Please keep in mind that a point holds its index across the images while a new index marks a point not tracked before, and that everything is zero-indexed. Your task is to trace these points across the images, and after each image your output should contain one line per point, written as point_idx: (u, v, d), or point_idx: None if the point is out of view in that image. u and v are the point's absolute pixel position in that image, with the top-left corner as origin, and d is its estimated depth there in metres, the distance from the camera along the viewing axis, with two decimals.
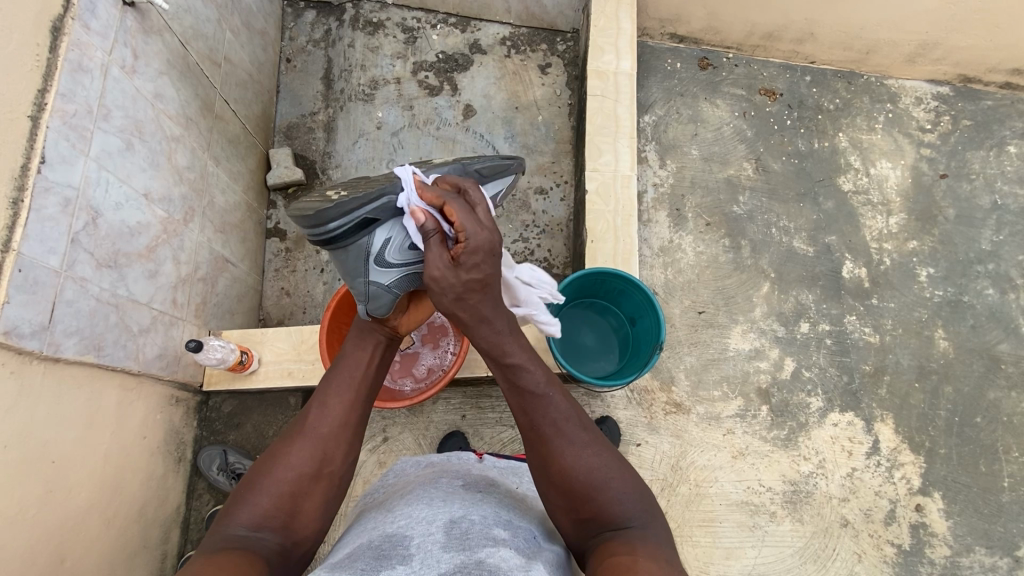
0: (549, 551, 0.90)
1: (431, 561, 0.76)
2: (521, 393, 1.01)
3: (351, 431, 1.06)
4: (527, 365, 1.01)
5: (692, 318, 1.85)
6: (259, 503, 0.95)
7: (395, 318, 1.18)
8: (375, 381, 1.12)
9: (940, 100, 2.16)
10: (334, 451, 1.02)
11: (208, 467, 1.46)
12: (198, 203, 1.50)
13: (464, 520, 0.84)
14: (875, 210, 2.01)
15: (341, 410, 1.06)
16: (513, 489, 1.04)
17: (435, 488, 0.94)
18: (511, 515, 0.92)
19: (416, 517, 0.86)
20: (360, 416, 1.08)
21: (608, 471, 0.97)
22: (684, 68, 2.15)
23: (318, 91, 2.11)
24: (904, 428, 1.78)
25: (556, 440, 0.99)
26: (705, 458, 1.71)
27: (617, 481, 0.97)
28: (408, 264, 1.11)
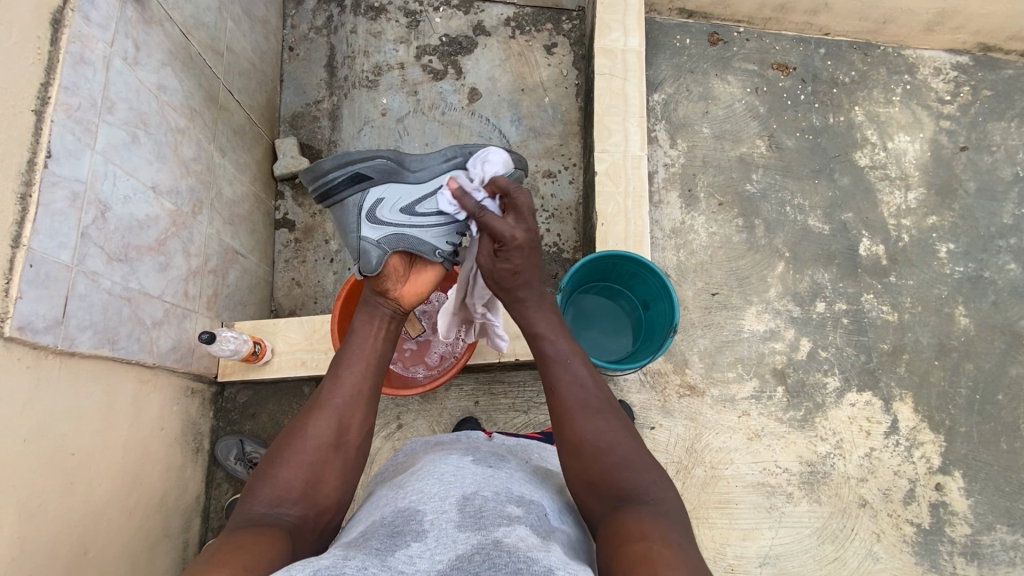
0: (562, 530, 0.89)
1: (446, 541, 0.76)
2: (542, 360, 1.13)
3: (365, 400, 1.08)
4: (550, 335, 1.14)
5: (705, 300, 1.82)
6: (281, 475, 0.97)
7: (396, 288, 1.20)
8: (386, 353, 1.14)
9: (960, 70, 2.09)
10: (350, 420, 1.04)
11: (226, 457, 1.47)
12: (206, 195, 1.49)
13: (477, 499, 0.84)
14: (893, 185, 1.96)
15: (353, 382, 1.08)
16: (526, 463, 1.04)
17: (445, 463, 0.94)
18: (524, 491, 0.92)
19: (428, 493, 0.86)
20: (372, 386, 1.10)
21: (619, 440, 1.01)
22: (693, 44, 2.10)
23: (322, 79, 2.08)
24: (923, 407, 1.75)
25: (573, 408, 1.05)
26: (720, 440, 1.70)
27: (626, 450, 1.00)
28: (397, 224, 1.19)
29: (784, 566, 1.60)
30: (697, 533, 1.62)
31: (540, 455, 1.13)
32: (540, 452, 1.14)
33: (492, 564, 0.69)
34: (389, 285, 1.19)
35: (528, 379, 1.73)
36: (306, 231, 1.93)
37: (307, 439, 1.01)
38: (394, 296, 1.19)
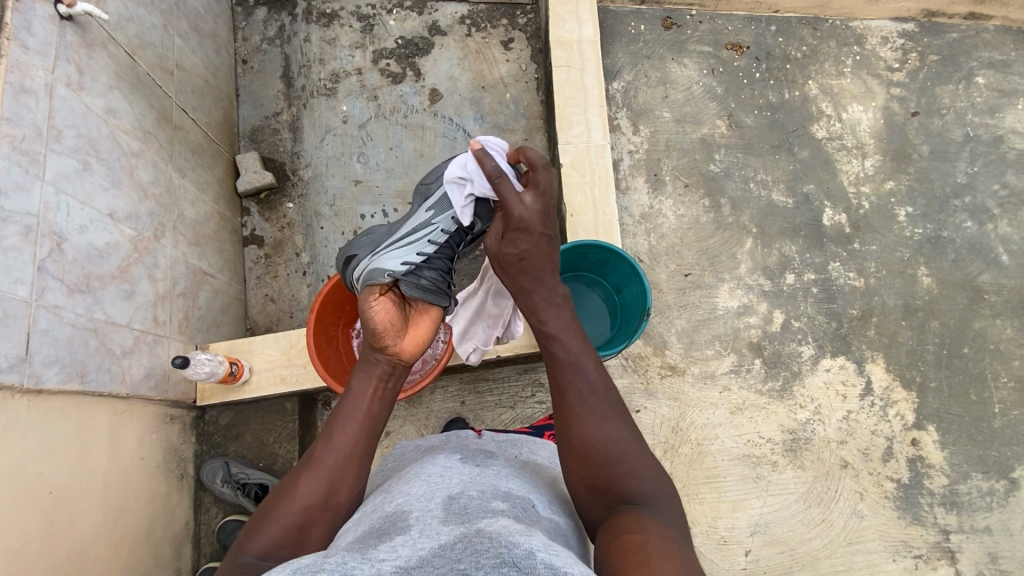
0: (548, 521, 0.89)
1: (430, 533, 0.76)
2: (553, 361, 1.07)
3: (359, 461, 1.04)
4: (562, 337, 1.08)
5: (679, 281, 1.85)
6: (267, 533, 0.94)
7: (393, 341, 1.16)
8: (381, 413, 1.11)
9: (906, 38, 2.15)
10: (342, 480, 1.01)
11: (212, 480, 1.44)
12: (167, 217, 1.47)
13: (462, 495, 0.85)
14: (850, 155, 2.02)
15: (350, 440, 1.05)
16: (513, 458, 1.05)
17: (432, 465, 0.95)
18: (511, 484, 0.93)
19: (413, 495, 0.87)
20: (367, 446, 1.07)
21: (629, 448, 0.98)
22: (648, 30, 2.12)
23: (279, 90, 2.06)
24: (895, 366, 1.81)
25: (583, 411, 1.01)
26: (704, 417, 1.73)
27: (636, 459, 0.97)
28: (363, 276, 1.21)
29: (775, 533, 1.64)
30: (689, 508, 1.66)
31: (528, 448, 1.14)
32: (528, 445, 1.14)
33: (473, 552, 0.70)
34: (385, 340, 1.14)
35: (512, 374, 1.74)
36: (277, 246, 1.91)
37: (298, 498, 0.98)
38: (394, 350, 1.15)
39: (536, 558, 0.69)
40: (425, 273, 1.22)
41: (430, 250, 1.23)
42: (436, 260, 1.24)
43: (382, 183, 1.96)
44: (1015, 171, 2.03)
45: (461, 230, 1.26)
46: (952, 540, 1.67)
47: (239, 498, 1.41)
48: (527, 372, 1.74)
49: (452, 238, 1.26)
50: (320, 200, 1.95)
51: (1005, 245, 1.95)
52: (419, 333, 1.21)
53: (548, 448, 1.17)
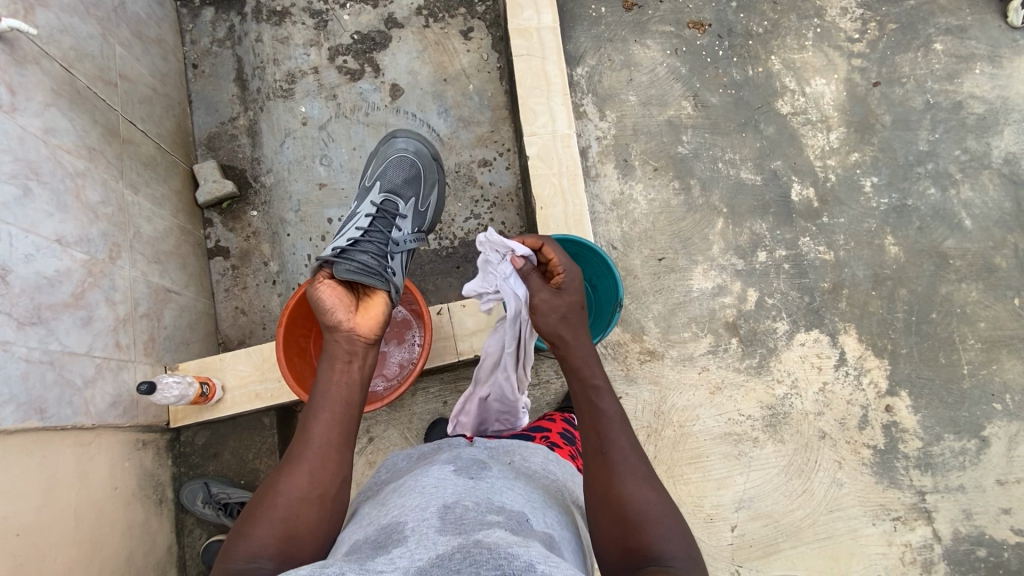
0: (544, 532, 0.88)
1: (427, 544, 0.76)
2: (596, 416, 1.05)
3: (338, 451, 1.01)
4: (606, 392, 1.07)
5: (653, 266, 1.85)
6: (255, 535, 0.90)
7: (345, 320, 1.13)
8: (356, 396, 1.08)
9: (865, 7, 2.16)
10: (323, 471, 0.98)
11: (193, 502, 1.40)
12: (122, 237, 1.41)
13: (457, 506, 0.84)
14: (815, 129, 2.03)
15: (324, 428, 1.02)
16: (506, 467, 1.03)
17: (426, 475, 0.93)
18: (507, 496, 0.92)
19: (409, 505, 0.86)
20: (345, 433, 1.04)
21: (649, 502, 0.95)
22: (609, 12, 2.08)
23: (233, 94, 1.99)
24: (867, 335, 1.85)
25: (617, 467, 0.98)
26: (685, 399, 1.75)
27: (663, 516, 0.94)
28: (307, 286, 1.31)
29: (759, 506, 1.68)
30: (675, 489, 1.69)
31: (522, 457, 1.11)
32: (522, 453, 1.12)
33: (473, 562, 0.70)
34: (337, 320, 1.12)
35: None
36: (243, 256, 1.86)
37: (281, 494, 0.94)
38: (347, 329, 1.13)
39: (536, 571, 0.68)
40: (359, 255, 1.23)
41: (358, 234, 1.29)
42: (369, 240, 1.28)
43: (348, 186, 1.91)
44: (975, 135, 2.06)
45: (385, 215, 1.38)
46: (927, 500, 1.73)
47: (221, 518, 1.37)
48: None
49: (378, 222, 1.35)
50: (285, 206, 1.90)
51: (967, 210, 1.99)
52: (374, 308, 1.19)
53: (540, 454, 1.14)
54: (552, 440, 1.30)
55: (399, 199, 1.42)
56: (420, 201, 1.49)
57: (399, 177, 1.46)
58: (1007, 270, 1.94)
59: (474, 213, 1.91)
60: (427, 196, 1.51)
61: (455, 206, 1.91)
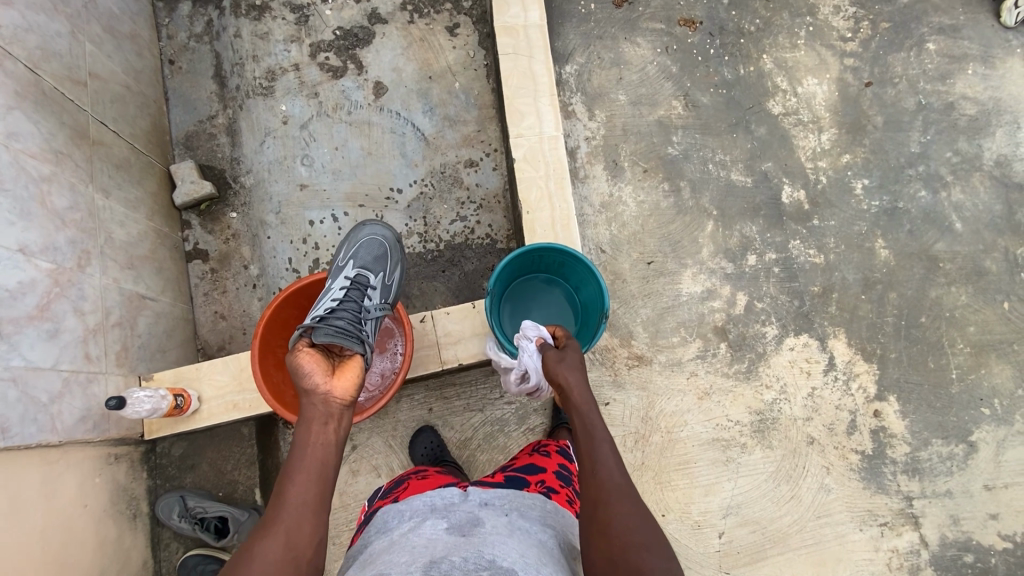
0: None
1: None
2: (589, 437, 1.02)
3: (316, 511, 0.92)
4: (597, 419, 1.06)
5: (642, 270, 1.82)
6: None
7: (322, 381, 1.06)
8: (335, 455, 1.00)
9: (858, 6, 2.13)
10: (298, 534, 0.88)
11: (169, 516, 1.36)
12: (92, 243, 1.36)
13: (443, 561, 0.80)
14: (806, 129, 2.00)
15: (301, 488, 0.93)
16: (505, 523, 0.94)
17: (418, 535, 0.90)
18: (502, 551, 0.85)
19: (395, 562, 0.82)
20: (325, 493, 0.95)
21: (646, 537, 0.89)
22: (599, 8, 2.04)
23: (212, 91, 1.92)
24: (856, 340, 1.83)
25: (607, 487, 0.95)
26: (673, 405, 1.73)
27: (652, 536, 0.89)
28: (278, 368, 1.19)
29: (747, 513, 1.67)
30: (663, 496, 1.67)
31: (518, 511, 0.99)
32: (517, 504, 1.01)
33: None
34: (313, 381, 1.05)
35: (479, 378, 1.69)
36: (223, 259, 1.81)
37: (254, 564, 0.83)
38: (324, 390, 1.06)
39: None
40: (335, 321, 1.18)
41: (332, 305, 1.21)
42: (344, 309, 1.21)
43: (330, 187, 1.86)
44: (967, 137, 2.04)
45: (359, 284, 1.29)
46: (914, 505, 1.73)
47: (194, 532, 1.34)
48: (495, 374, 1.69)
49: (351, 296, 1.26)
50: (265, 208, 1.84)
51: (958, 213, 1.97)
52: (353, 371, 1.12)
53: (539, 505, 1.03)
54: (550, 485, 1.11)
55: (372, 270, 1.33)
56: (390, 275, 1.38)
57: (373, 247, 1.36)
58: (996, 273, 1.93)
59: (460, 215, 1.87)
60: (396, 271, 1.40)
61: (440, 207, 1.87)
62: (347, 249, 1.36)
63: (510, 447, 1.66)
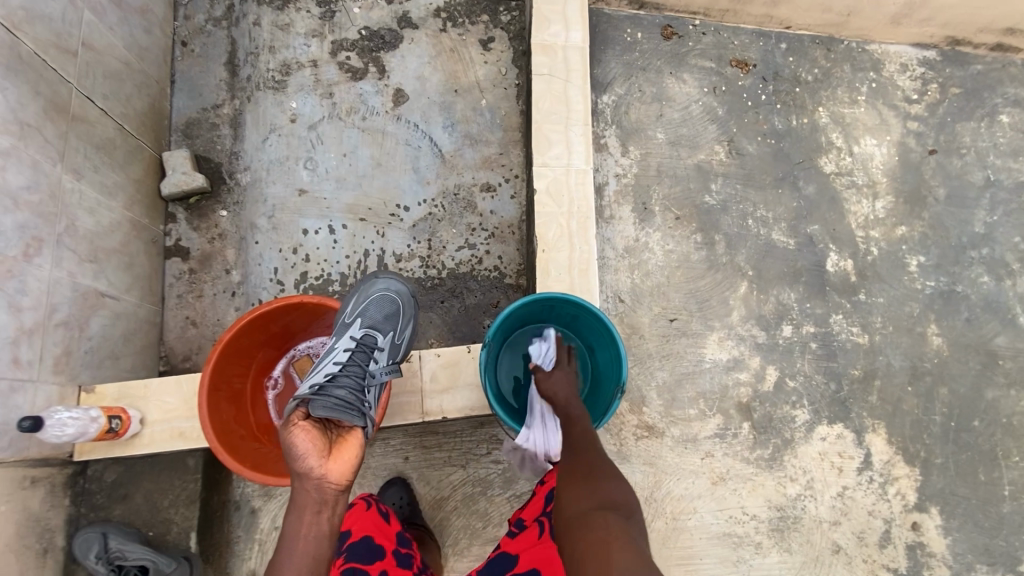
0: None
1: None
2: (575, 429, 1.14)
3: None
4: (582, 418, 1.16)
5: (663, 328, 1.62)
6: None
7: (317, 465, 0.95)
8: (327, 553, 0.91)
9: (926, 67, 1.96)
10: None
11: (83, 554, 1.16)
12: (47, 230, 1.20)
13: None
14: (860, 194, 1.81)
15: None
16: None
17: None
18: None
19: None
20: None
21: (613, 494, 0.97)
22: (645, 39, 1.89)
23: (221, 79, 1.78)
24: (897, 437, 1.61)
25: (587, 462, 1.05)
26: (682, 487, 1.52)
27: (616, 498, 0.96)
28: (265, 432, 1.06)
29: None
30: None
31: None
32: None
33: None
34: (307, 465, 0.94)
35: (465, 429, 1.49)
36: (204, 260, 1.64)
37: None
38: (319, 475, 0.94)
39: None
40: (335, 391, 1.05)
41: (334, 370, 1.09)
42: (346, 376, 1.09)
43: (331, 195, 1.70)
44: None
45: (365, 345, 1.17)
46: None
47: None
48: (483, 427, 1.49)
49: (354, 360, 1.13)
50: (258, 210, 1.68)
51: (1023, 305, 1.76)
52: (351, 448, 1.00)
53: None
54: None
55: (382, 328, 1.20)
56: (400, 339, 1.23)
57: (386, 302, 1.22)
58: None
59: (469, 243, 1.69)
60: (406, 333, 1.23)
61: (448, 231, 1.69)
62: (354, 307, 1.20)
63: (491, 513, 1.45)
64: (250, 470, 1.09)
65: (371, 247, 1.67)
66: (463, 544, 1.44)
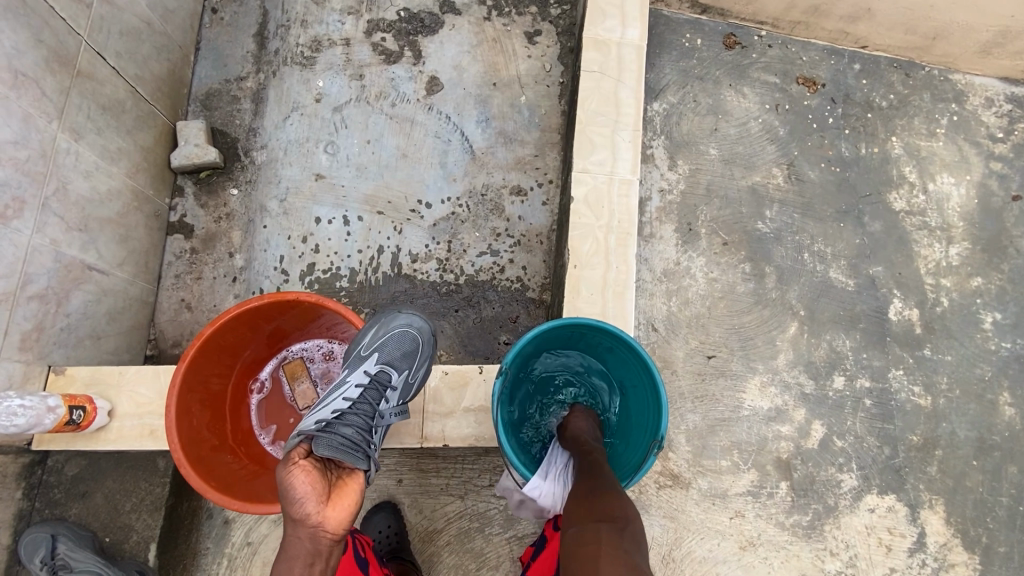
0: None
1: None
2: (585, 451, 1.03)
3: None
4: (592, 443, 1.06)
5: (699, 364, 1.45)
6: None
7: (312, 513, 0.84)
8: None
9: (1015, 103, 1.76)
10: None
11: (29, 557, 1.06)
12: (31, 190, 1.10)
13: None
14: (932, 237, 1.62)
15: None
16: None
17: None
18: None
19: None
20: None
21: (617, 505, 0.86)
22: (705, 45, 1.72)
23: (248, 50, 1.67)
24: (957, 518, 1.41)
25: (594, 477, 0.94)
26: (706, 548, 1.34)
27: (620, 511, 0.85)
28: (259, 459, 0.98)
29: None
30: None
31: None
32: None
33: None
34: (303, 513, 0.83)
35: (467, 455, 1.34)
36: (207, 241, 1.52)
37: None
38: (314, 523, 0.84)
39: None
40: (341, 429, 0.94)
41: (343, 409, 0.97)
42: (355, 416, 0.97)
43: (350, 183, 1.57)
44: None
45: (379, 382, 1.03)
46: None
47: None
48: (487, 455, 1.34)
49: (365, 400, 1.01)
50: (270, 192, 1.56)
51: None
52: (352, 494, 0.89)
53: None
54: None
55: (398, 364, 1.05)
56: (416, 379, 1.08)
57: (406, 339, 1.06)
58: None
59: (492, 249, 1.54)
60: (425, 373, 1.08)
61: (471, 234, 1.55)
62: (371, 341, 1.05)
63: (487, 554, 1.29)
64: (216, 491, 0.98)
65: (387, 243, 1.53)
66: None
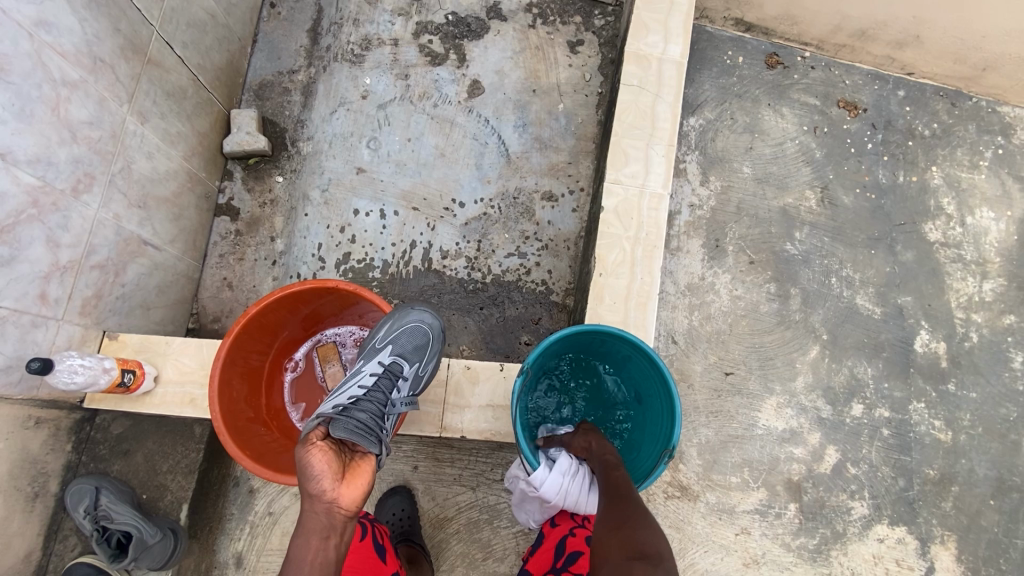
0: None
1: None
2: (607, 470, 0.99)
3: None
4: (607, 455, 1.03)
5: (715, 380, 1.47)
6: None
7: (329, 488, 0.86)
8: None
9: None
10: None
11: (73, 505, 1.12)
12: (101, 167, 1.19)
13: None
14: (966, 270, 1.60)
15: None
16: None
17: None
18: None
19: None
20: None
21: (653, 543, 0.82)
22: (746, 64, 1.73)
23: (302, 45, 1.75)
24: (968, 557, 1.40)
25: (622, 504, 0.90)
26: (709, 561, 1.36)
27: (651, 540, 0.82)
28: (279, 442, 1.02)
29: None
30: None
31: None
32: None
33: None
34: (319, 487, 0.86)
35: (482, 449, 1.39)
36: (251, 224, 1.61)
37: None
38: (330, 498, 0.86)
39: None
40: (357, 413, 0.98)
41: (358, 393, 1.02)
42: (369, 401, 1.01)
43: (388, 179, 1.64)
44: None
45: (391, 371, 1.09)
46: None
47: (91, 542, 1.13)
48: (501, 451, 1.38)
49: (377, 389, 1.05)
50: (312, 182, 1.63)
51: None
52: (365, 473, 0.92)
53: None
54: None
55: (410, 356, 1.12)
56: (425, 373, 1.14)
57: (418, 332, 1.12)
58: None
59: (520, 251, 1.59)
60: (432, 368, 1.15)
61: (500, 235, 1.60)
62: (381, 335, 1.12)
63: (494, 545, 1.34)
64: (249, 458, 1.04)
65: (419, 238, 1.59)
66: (459, 573, 1.32)
